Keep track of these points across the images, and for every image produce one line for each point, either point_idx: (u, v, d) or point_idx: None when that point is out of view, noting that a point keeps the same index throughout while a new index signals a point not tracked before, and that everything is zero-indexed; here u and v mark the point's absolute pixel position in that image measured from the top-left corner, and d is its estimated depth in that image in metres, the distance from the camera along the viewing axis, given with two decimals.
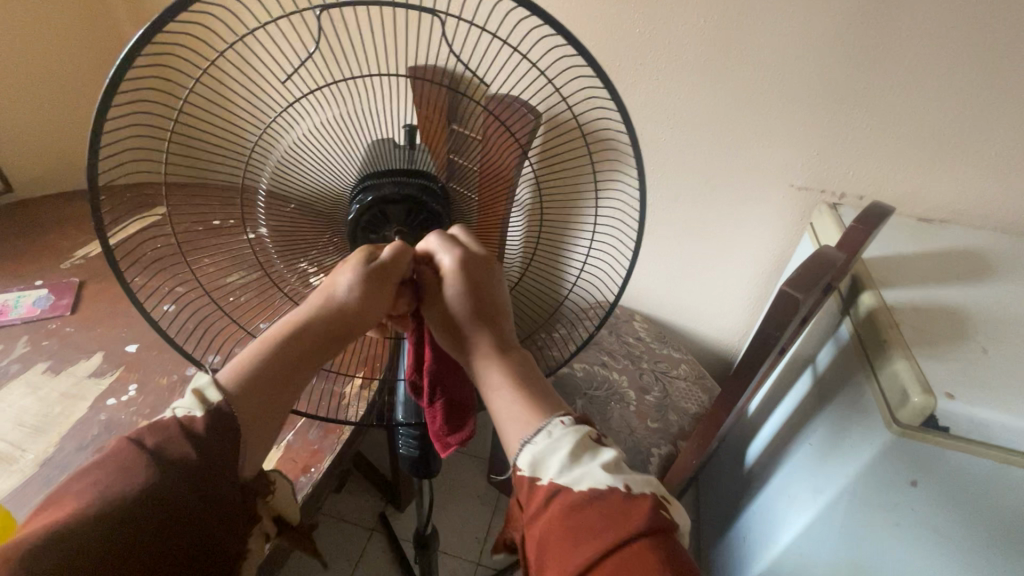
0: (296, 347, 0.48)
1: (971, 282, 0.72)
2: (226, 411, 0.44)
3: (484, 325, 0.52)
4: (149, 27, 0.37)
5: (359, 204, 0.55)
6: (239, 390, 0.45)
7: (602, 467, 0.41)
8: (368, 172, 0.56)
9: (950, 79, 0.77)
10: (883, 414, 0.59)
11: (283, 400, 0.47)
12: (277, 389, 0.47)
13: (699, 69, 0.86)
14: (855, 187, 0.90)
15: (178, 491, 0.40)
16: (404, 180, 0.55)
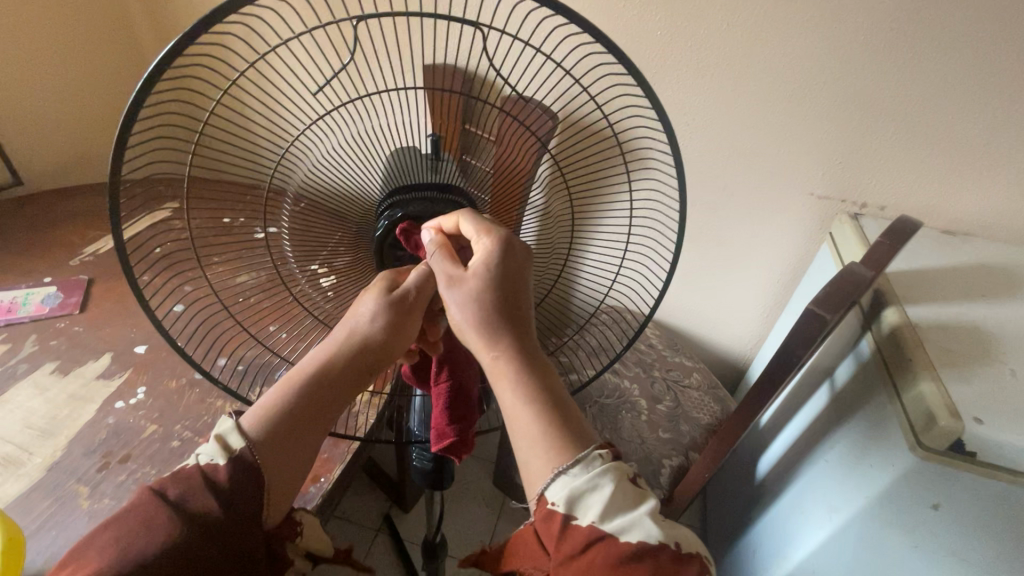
0: (318, 388, 0.50)
1: (997, 300, 0.71)
2: (246, 459, 0.46)
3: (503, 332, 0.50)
4: (184, 38, 0.37)
5: (387, 220, 0.54)
6: (262, 434, 0.47)
7: (649, 519, 0.42)
8: (392, 183, 0.55)
9: (981, 89, 0.75)
10: (906, 435, 0.58)
11: (306, 441, 0.49)
12: (301, 426, 0.49)
13: (721, 75, 0.84)
14: (877, 198, 0.88)
15: (200, 547, 0.42)
16: (436, 197, 0.55)
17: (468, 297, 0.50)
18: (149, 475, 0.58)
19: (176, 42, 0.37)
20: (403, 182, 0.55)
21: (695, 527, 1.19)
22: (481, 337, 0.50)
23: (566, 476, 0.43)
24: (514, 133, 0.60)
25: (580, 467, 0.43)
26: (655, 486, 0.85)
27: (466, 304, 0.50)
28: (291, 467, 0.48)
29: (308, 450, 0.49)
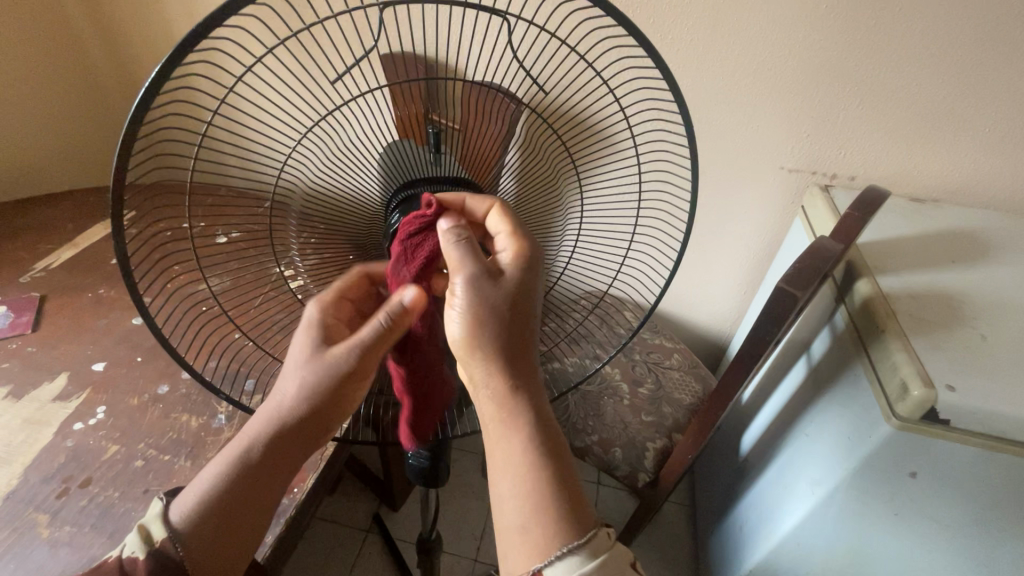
0: (262, 467, 0.49)
1: (965, 264, 0.71)
2: (167, 555, 0.45)
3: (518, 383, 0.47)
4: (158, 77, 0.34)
5: (400, 215, 0.50)
6: (189, 528, 0.46)
7: None
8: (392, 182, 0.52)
9: (946, 54, 0.74)
10: (882, 407, 0.57)
11: (242, 522, 0.48)
12: (235, 509, 0.48)
13: (689, 48, 0.82)
14: (847, 168, 0.88)
15: None
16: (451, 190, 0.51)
17: (493, 307, 0.46)
18: (113, 498, 0.56)
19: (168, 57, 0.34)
20: (411, 177, 0.52)
21: (684, 505, 1.21)
22: (494, 369, 0.46)
23: (572, 558, 0.41)
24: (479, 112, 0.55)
25: (589, 550, 0.42)
26: (639, 469, 0.85)
27: (483, 314, 0.46)
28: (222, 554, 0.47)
29: (246, 530, 0.49)
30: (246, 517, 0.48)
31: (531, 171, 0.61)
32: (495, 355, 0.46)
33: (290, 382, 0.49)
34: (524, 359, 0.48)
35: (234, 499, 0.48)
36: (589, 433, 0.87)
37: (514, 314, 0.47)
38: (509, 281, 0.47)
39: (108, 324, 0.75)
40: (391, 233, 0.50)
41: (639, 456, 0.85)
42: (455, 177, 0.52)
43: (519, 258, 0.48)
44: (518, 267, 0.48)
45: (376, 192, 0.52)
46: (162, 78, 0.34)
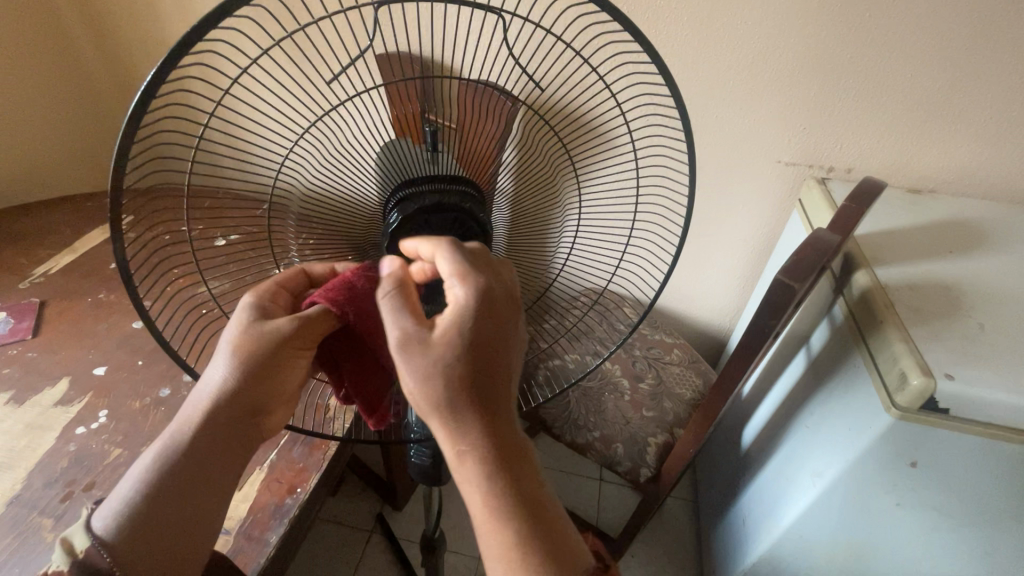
0: (196, 454, 0.49)
1: (963, 255, 0.71)
2: (97, 562, 0.44)
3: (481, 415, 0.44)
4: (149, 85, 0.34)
5: (399, 213, 0.50)
6: (116, 535, 0.45)
7: None
8: (388, 182, 0.51)
9: (941, 44, 0.74)
10: (882, 399, 0.57)
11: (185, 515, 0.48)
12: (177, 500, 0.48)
13: (684, 43, 0.82)
14: (844, 160, 0.88)
15: None
16: (447, 189, 0.51)
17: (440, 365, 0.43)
18: None
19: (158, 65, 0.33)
20: (409, 177, 0.51)
21: (687, 500, 1.21)
22: (447, 425, 0.44)
23: None
24: (475, 110, 0.54)
25: None
26: (641, 464, 0.85)
27: (423, 377, 0.43)
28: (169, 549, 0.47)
29: (194, 518, 0.48)
30: (190, 508, 0.48)
31: (528, 169, 0.61)
32: (449, 404, 0.43)
33: (216, 370, 0.49)
34: (489, 408, 0.44)
35: (171, 491, 0.48)
36: (591, 430, 0.87)
37: (467, 367, 0.43)
38: (449, 335, 0.43)
39: (108, 328, 0.75)
40: (391, 232, 0.50)
41: (641, 451, 0.85)
42: (453, 175, 0.52)
43: (466, 303, 0.44)
44: (462, 317, 0.44)
45: (374, 192, 0.52)
46: (155, 85, 0.34)
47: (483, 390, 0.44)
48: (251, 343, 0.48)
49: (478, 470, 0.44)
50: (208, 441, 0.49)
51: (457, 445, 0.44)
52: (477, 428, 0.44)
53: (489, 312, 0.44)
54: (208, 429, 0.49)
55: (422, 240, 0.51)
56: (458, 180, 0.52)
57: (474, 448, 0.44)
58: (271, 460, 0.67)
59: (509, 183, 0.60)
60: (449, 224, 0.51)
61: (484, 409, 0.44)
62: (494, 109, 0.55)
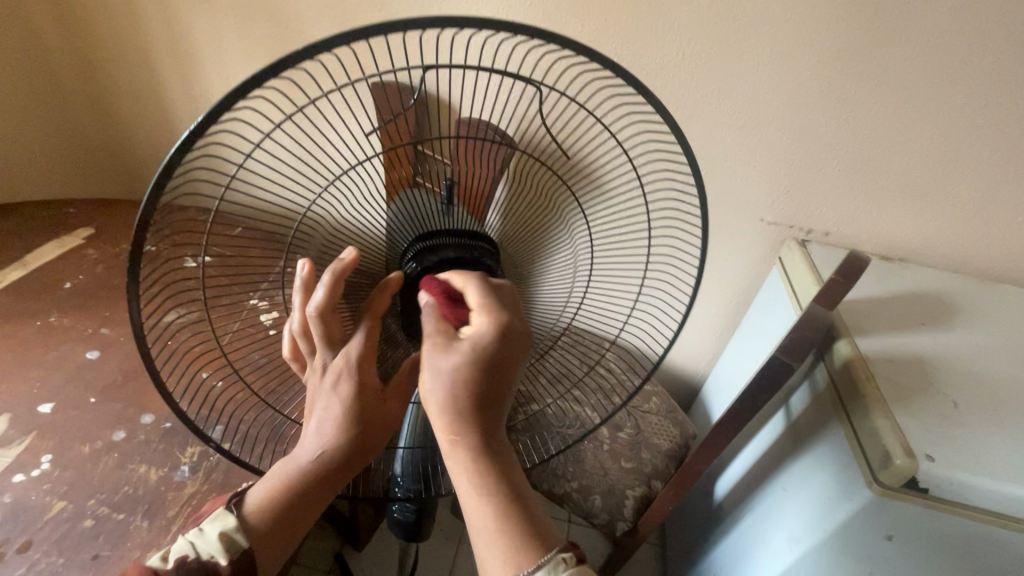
0: (318, 472, 0.53)
1: (934, 327, 0.74)
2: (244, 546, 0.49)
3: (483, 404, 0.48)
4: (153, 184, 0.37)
5: (416, 263, 0.55)
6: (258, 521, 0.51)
7: None
8: (405, 229, 0.57)
9: (915, 124, 0.79)
10: (864, 473, 0.58)
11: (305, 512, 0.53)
12: (306, 497, 0.53)
13: (677, 100, 0.84)
14: (822, 223, 0.91)
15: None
16: (465, 243, 0.57)
17: (462, 350, 0.48)
18: (55, 565, 0.52)
19: (160, 164, 0.36)
20: (427, 229, 0.57)
21: (656, 545, 1.20)
22: (452, 421, 0.47)
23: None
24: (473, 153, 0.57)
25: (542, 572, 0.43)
26: (618, 518, 0.84)
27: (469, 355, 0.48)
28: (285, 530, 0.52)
29: (313, 506, 0.53)
30: (314, 497, 0.53)
31: (519, 206, 0.63)
32: (462, 406, 0.47)
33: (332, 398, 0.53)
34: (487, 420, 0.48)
35: (276, 527, 0.52)
36: (569, 480, 0.85)
37: (480, 365, 0.48)
38: (472, 344, 0.48)
39: (60, 357, 0.70)
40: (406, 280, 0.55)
41: (618, 505, 0.84)
42: (467, 229, 0.58)
43: (489, 325, 0.49)
44: (487, 330, 0.49)
45: (382, 233, 0.57)
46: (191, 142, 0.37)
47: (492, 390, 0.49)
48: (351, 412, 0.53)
49: (467, 461, 0.47)
50: (306, 501, 0.53)
51: (447, 416, 0.47)
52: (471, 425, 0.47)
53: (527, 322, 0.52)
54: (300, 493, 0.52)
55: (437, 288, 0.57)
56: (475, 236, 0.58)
57: (460, 436, 0.47)
58: None
59: (496, 218, 0.63)
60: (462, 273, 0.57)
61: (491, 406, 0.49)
62: (492, 157, 0.58)
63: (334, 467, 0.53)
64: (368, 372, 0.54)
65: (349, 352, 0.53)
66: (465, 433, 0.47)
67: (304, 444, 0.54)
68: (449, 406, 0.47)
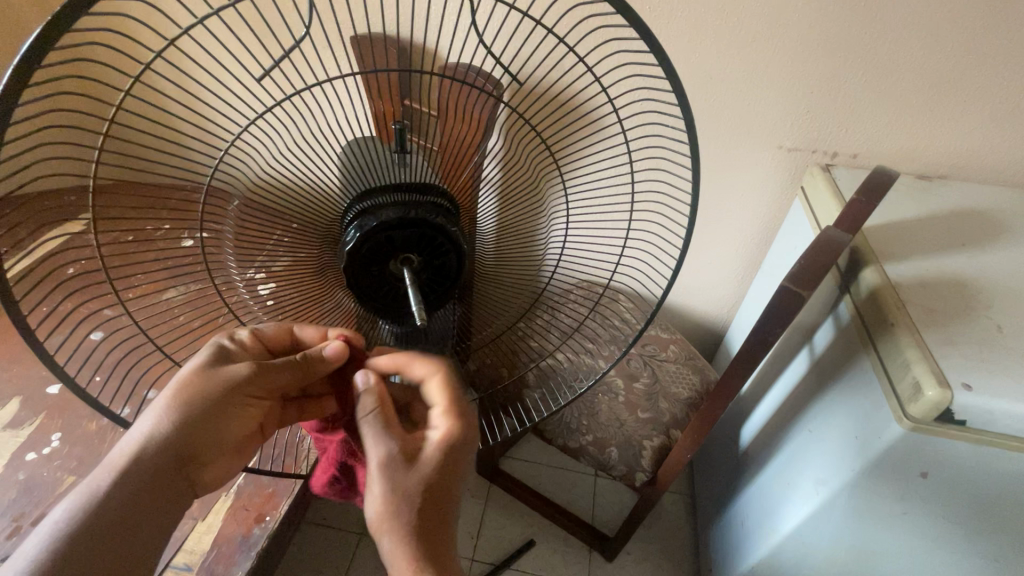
0: (180, 442, 0.46)
1: (978, 248, 0.67)
2: (80, 529, 0.42)
3: (428, 525, 0.44)
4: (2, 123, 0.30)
5: (357, 230, 0.45)
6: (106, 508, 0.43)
7: None
8: (353, 185, 0.47)
9: (951, 20, 0.69)
10: (893, 408, 0.54)
11: (163, 486, 0.45)
12: (164, 471, 0.45)
13: (676, 18, 0.75)
14: (848, 145, 0.82)
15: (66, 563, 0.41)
16: (416, 200, 0.47)
17: (408, 476, 0.44)
18: None
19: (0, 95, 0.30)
20: (373, 185, 0.47)
21: (684, 495, 1.19)
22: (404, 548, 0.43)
23: None
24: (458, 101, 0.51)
25: None
26: (637, 469, 0.82)
27: (403, 485, 0.44)
28: (140, 517, 0.44)
29: (170, 483, 0.46)
30: (168, 476, 0.46)
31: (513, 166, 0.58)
32: (403, 530, 0.43)
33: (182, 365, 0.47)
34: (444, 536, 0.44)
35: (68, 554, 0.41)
36: (584, 433, 0.84)
37: (440, 477, 0.45)
38: (428, 456, 0.45)
39: None
40: (348, 253, 0.46)
41: (635, 456, 0.82)
42: (423, 182, 0.48)
43: (450, 434, 0.46)
44: (442, 443, 0.46)
45: (334, 196, 0.48)
46: (25, 75, 0.30)
47: (437, 505, 0.45)
48: (203, 385, 0.46)
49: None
50: (139, 494, 0.44)
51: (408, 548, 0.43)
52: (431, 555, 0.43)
53: (468, 441, 0.47)
54: (133, 487, 0.44)
55: (388, 258, 0.47)
56: (428, 192, 0.48)
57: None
58: (239, 485, 0.63)
59: (496, 174, 0.57)
60: (415, 239, 0.46)
61: (436, 518, 0.44)
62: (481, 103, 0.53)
63: (188, 445, 0.46)
64: (233, 355, 0.48)
65: (216, 342, 0.49)
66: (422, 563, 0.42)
67: (139, 424, 0.46)
68: (401, 531, 0.43)
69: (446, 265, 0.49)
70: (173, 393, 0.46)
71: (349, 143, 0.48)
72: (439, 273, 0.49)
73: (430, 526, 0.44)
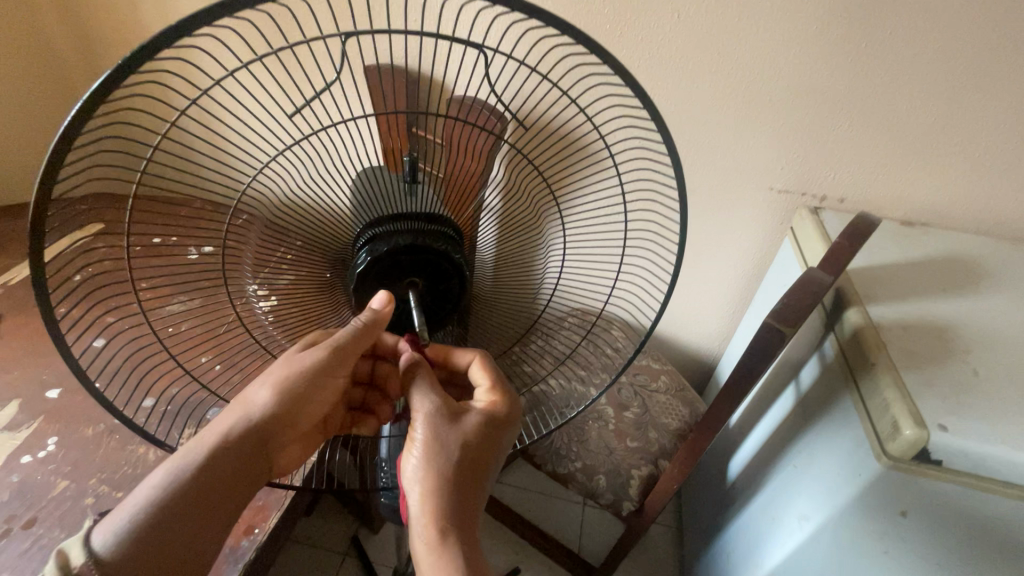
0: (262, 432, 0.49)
1: (958, 294, 0.69)
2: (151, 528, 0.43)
3: (462, 486, 0.48)
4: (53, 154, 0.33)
5: (367, 255, 0.47)
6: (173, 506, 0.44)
7: None
8: (367, 211, 0.50)
9: (932, 79, 0.73)
10: (872, 445, 0.55)
11: (239, 482, 0.48)
12: (242, 462, 0.48)
13: (673, 65, 0.79)
14: (837, 189, 0.86)
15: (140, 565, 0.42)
16: (425, 228, 0.49)
17: (452, 438, 0.49)
18: (57, 540, 0.54)
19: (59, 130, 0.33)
20: (385, 212, 0.50)
21: (672, 527, 1.18)
22: (438, 501, 0.47)
23: None
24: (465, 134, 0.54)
25: None
26: (624, 498, 0.82)
27: (443, 446, 0.48)
28: (208, 514, 0.46)
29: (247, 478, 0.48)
30: (245, 470, 0.48)
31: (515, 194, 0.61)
32: (440, 487, 0.47)
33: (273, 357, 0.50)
34: (470, 499, 0.49)
35: (155, 547, 0.43)
36: (574, 460, 0.84)
37: (480, 445, 0.49)
38: (470, 422, 0.50)
39: None
40: (357, 275, 0.48)
41: (623, 484, 0.83)
42: (431, 212, 0.50)
43: (492, 407, 0.51)
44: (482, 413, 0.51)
45: (346, 219, 0.50)
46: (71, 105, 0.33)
47: (473, 466, 0.49)
48: (290, 375, 0.49)
49: (455, 549, 0.45)
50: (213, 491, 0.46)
51: (442, 501, 0.47)
52: (466, 512, 0.48)
53: (506, 419, 0.52)
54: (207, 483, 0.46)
55: (394, 281, 0.49)
56: (436, 222, 0.50)
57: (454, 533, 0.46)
58: None
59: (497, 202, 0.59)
60: (420, 265, 0.49)
61: (472, 481, 0.49)
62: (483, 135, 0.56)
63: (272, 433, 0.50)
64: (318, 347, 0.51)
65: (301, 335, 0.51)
66: (447, 516, 0.47)
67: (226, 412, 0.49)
68: (431, 492, 0.47)
69: (449, 290, 0.51)
70: (269, 386, 0.49)
71: (362, 171, 0.51)
72: (441, 298, 0.52)
73: (465, 486, 0.48)
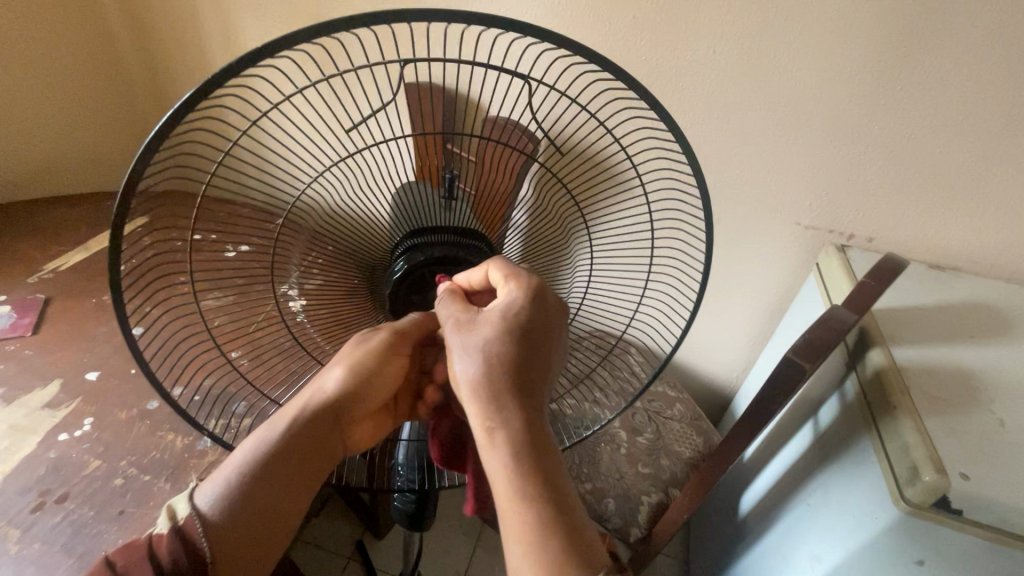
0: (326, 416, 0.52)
1: (986, 342, 0.68)
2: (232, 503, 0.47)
3: (515, 390, 0.45)
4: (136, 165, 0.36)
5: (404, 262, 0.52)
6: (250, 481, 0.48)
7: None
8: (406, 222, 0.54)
9: (967, 126, 0.73)
10: (890, 488, 0.54)
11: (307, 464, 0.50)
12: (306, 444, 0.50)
13: (704, 99, 0.81)
14: (865, 229, 0.86)
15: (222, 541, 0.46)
16: (458, 241, 0.53)
17: (483, 344, 0.46)
18: (86, 517, 0.57)
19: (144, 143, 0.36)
20: (422, 225, 0.54)
21: (678, 559, 1.16)
22: (492, 409, 0.45)
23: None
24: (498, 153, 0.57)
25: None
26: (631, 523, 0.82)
27: (473, 355, 0.46)
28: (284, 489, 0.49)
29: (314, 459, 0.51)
30: (312, 453, 0.51)
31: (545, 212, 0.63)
32: (489, 393, 0.45)
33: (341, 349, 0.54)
34: (528, 402, 0.46)
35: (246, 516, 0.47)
36: (583, 481, 0.85)
37: (520, 339, 0.47)
38: (499, 312, 0.47)
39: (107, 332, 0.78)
40: (395, 280, 0.52)
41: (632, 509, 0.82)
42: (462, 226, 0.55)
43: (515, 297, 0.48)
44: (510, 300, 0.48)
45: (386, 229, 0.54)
46: None
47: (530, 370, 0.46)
48: (356, 360, 0.52)
49: (506, 445, 0.44)
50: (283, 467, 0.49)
51: (496, 410, 0.45)
52: (513, 410, 0.45)
53: (536, 305, 0.48)
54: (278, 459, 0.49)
55: (426, 288, 0.53)
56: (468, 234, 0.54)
57: (507, 429, 0.44)
58: None
59: (525, 219, 0.62)
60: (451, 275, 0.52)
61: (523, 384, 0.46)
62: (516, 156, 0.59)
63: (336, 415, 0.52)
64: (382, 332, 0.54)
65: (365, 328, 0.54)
66: (494, 416, 0.45)
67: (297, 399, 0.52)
68: (486, 414, 0.45)
69: None
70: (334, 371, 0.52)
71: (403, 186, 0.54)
72: None
73: (517, 389, 0.45)
